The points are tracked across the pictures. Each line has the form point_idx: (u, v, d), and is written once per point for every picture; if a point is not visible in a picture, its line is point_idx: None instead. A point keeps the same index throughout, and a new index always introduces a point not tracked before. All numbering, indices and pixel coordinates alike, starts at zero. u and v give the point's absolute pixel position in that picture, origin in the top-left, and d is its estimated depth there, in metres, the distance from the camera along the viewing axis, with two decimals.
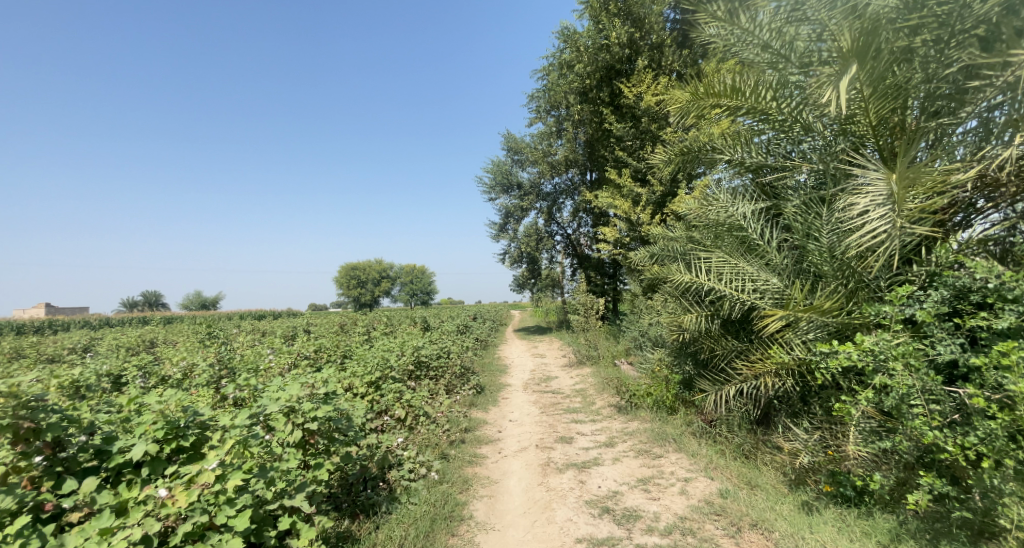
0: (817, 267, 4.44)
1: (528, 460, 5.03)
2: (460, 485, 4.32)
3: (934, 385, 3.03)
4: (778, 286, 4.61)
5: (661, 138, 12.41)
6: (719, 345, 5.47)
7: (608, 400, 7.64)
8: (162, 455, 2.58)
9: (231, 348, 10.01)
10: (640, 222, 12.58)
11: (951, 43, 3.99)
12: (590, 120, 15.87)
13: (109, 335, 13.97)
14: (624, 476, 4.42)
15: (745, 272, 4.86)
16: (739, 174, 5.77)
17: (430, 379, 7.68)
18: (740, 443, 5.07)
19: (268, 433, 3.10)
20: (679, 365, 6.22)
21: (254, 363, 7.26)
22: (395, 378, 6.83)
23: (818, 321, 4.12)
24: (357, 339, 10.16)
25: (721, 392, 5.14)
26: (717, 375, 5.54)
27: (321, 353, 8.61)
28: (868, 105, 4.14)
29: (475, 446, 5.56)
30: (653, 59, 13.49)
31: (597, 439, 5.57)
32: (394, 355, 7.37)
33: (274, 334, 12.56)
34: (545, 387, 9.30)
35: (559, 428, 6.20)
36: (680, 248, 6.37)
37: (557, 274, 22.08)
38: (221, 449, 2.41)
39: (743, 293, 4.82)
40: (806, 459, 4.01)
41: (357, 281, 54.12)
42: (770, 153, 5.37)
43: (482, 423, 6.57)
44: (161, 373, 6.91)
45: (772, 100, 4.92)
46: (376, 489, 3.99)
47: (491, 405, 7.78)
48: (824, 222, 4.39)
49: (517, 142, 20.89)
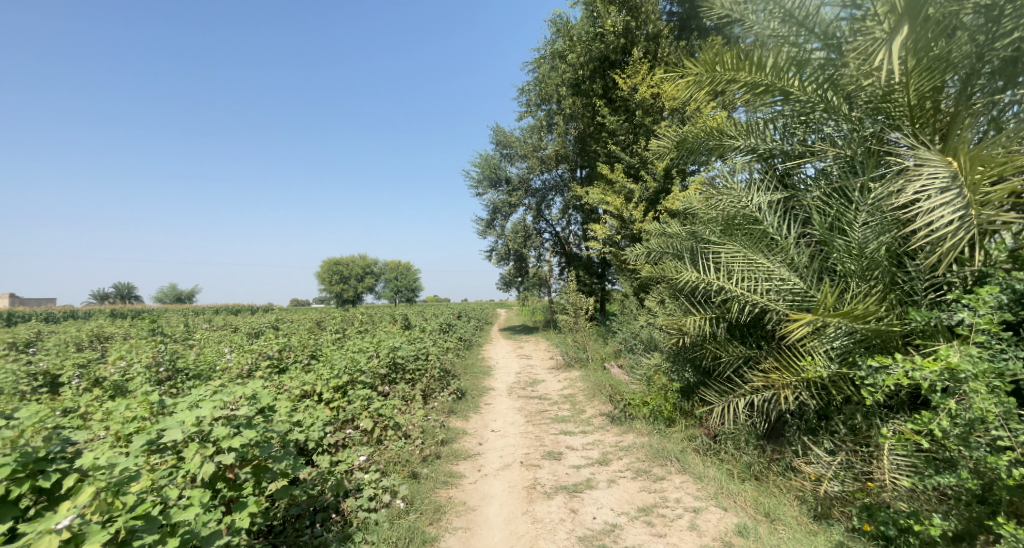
0: (844, 266, 3.88)
1: (512, 482, 4.40)
2: (430, 515, 3.68)
3: (1014, 410, 2.48)
4: (800, 287, 4.03)
5: (656, 132, 11.87)
6: (725, 351, 4.91)
7: (598, 408, 7.05)
8: (9, 499, 1.87)
9: (190, 346, 9.21)
10: (633, 220, 12.02)
11: (1009, 11, 3.40)
12: (582, 114, 15.28)
13: (63, 328, 13.03)
14: (622, 505, 3.81)
15: (761, 269, 4.25)
16: (751, 162, 5.16)
17: (406, 383, 6.99)
18: (749, 462, 4.50)
19: (173, 463, 2.37)
20: (679, 373, 5.64)
21: (207, 365, 6.51)
22: (364, 383, 6.15)
23: (847, 328, 3.56)
24: (329, 337, 9.44)
25: (729, 404, 4.59)
26: (723, 386, 4.96)
27: (286, 353, 7.86)
28: (909, 81, 3.59)
29: (451, 463, 4.91)
30: (649, 50, 12.92)
31: (588, 456, 4.96)
32: (365, 357, 6.69)
33: (241, 330, 11.73)
34: (531, 392, 8.66)
35: (546, 442, 5.57)
36: (681, 245, 5.76)
37: (544, 273, 21.46)
38: (80, 498, 1.71)
39: (756, 294, 4.24)
40: (835, 489, 3.58)
41: (340, 276, 52.95)
42: (785, 139, 4.78)
43: (461, 434, 5.91)
44: (99, 374, 6.11)
45: (795, 76, 4.33)
46: (326, 524, 3.31)
47: (472, 412, 7.13)
48: (855, 214, 3.80)
49: (506, 136, 20.25)
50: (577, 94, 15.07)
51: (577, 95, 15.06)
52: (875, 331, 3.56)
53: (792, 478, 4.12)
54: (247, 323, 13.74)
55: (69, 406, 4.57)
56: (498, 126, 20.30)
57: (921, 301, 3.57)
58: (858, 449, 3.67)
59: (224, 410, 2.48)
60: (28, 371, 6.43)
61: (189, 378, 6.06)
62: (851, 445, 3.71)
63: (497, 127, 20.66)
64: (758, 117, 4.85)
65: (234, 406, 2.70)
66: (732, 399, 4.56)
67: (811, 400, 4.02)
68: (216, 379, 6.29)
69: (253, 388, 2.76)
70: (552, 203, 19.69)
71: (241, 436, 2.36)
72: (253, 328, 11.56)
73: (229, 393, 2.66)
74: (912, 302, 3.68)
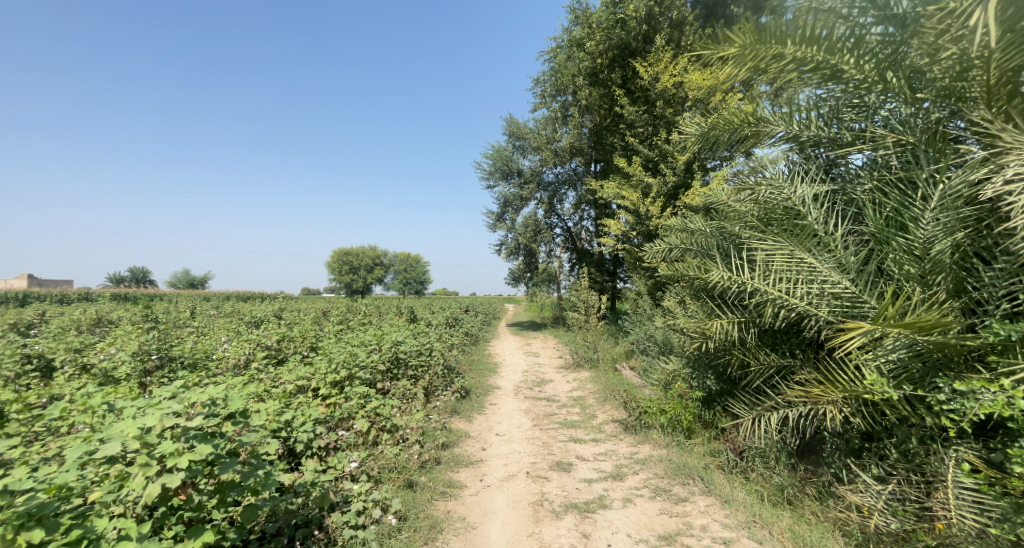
0: (903, 269, 3.42)
1: (517, 495, 4.01)
2: (425, 534, 3.32)
3: None
4: (851, 291, 3.57)
5: (676, 123, 11.38)
6: (755, 359, 4.47)
7: (610, 414, 6.63)
8: None
9: (189, 333, 8.94)
10: (649, 216, 11.52)
11: None
12: (599, 106, 14.82)
13: (70, 310, 12.91)
14: (640, 530, 3.41)
15: (804, 270, 3.78)
16: (789, 150, 4.66)
17: (408, 380, 6.63)
18: (781, 484, 4.06)
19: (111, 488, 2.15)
20: (700, 380, 5.22)
21: (200, 355, 6.19)
22: (364, 379, 5.81)
23: (910, 340, 3.11)
24: (331, 329, 9.12)
25: (759, 419, 4.16)
26: (751, 398, 4.53)
27: (285, 344, 7.55)
28: (991, 57, 3.08)
29: (451, 470, 4.54)
30: (672, 39, 12.41)
31: (601, 468, 4.55)
32: (365, 351, 6.34)
33: (244, 318, 11.46)
34: (539, 392, 8.25)
35: (554, 450, 5.16)
36: (706, 242, 5.28)
37: (554, 269, 21.05)
38: None
39: (798, 297, 3.79)
40: (882, 523, 3.25)
41: (349, 266, 53.07)
42: (832, 126, 4.27)
43: (464, 438, 5.53)
44: (87, 361, 5.80)
45: (850, 54, 3.84)
46: (308, 543, 2.96)
47: (476, 413, 6.78)
48: (921, 209, 3.32)
49: (519, 126, 19.77)
50: (595, 84, 14.56)
51: (594, 85, 14.56)
52: (941, 345, 3.12)
53: (833, 504, 3.70)
54: (250, 311, 13.46)
55: (47, 395, 4.26)
56: (511, 117, 19.85)
57: (995, 312, 3.16)
58: (914, 477, 3.27)
59: (170, 421, 2.11)
60: (16, 354, 6.14)
61: (182, 367, 5.75)
62: (904, 474, 3.33)
63: (511, 117, 20.21)
64: (802, 98, 4.33)
65: (184, 418, 2.34)
66: (765, 413, 4.12)
67: (857, 419, 3.59)
68: (210, 369, 5.97)
69: (218, 391, 2.37)
70: (565, 198, 19.23)
71: (181, 458, 1.99)
72: (257, 316, 11.31)
73: (185, 400, 2.28)
74: (982, 311, 3.27)
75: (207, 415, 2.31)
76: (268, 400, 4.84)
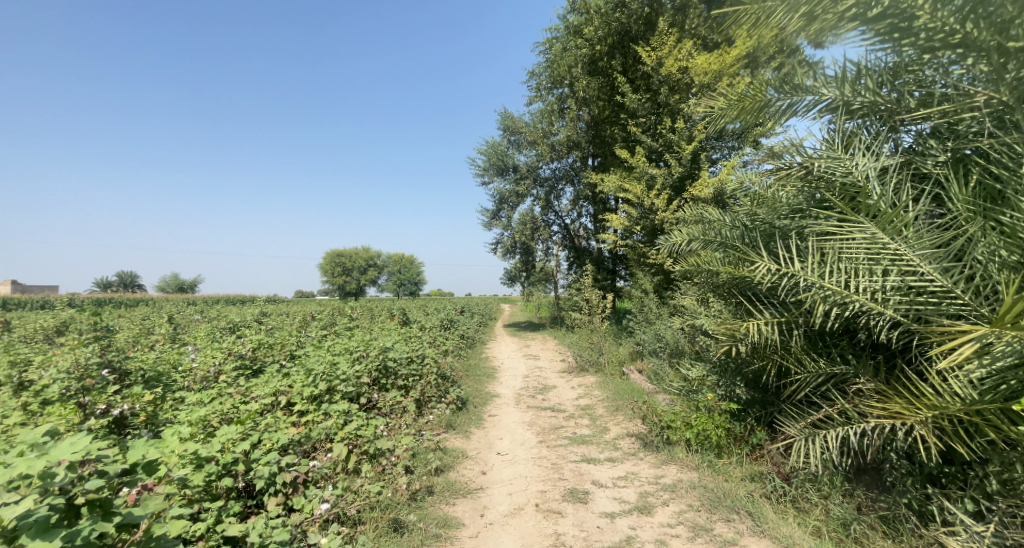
0: (1000, 255, 2.68)
1: (525, 537, 3.34)
2: None
3: None
4: (937, 284, 2.84)
5: (682, 110, 10.72)
6: (800, 365, 3.79)
7: (624, 426, 5.95)
8: None
9: (159, 341, 8.12)
10: (655, 209, 10.83)
11: None
12: (598, 96, 14.17)
13: (41, 315, 12.05)
14: None
15: (872, 259, 3.06)
16: (833, 122, 3.89)
17: (397, 391, 5.91)
18: (843, 518, 3.39)
19: None
20: (729, 388, 4.60)
21: (158, 369, 5.41)
22: (346, 393, 5.10)
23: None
24: (316, 335, 8.35)
25: (814, 439, 3.47)
26: (799, 411, 3.86)
27: (261, 353, 6.78)
28: None
29: (447, 504, 3.85)
30: (675, 21, 11.61)
31: (624, 496, 3.88)
32: (347, 361, 5.63)
33: (222, 323, 10.64)
34: (542, 401, 7.56)
35: (565, 473, 4.47)
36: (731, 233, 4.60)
37: (552, 268, 20.31)
38: None
39: (865, 293, 3.10)
40: None
41: (341, 267, 51.89)
42: (892, 89, 3.59)
43: (461, 459, 4.82)
44: (26, 378, 5.00)
45: None
46: None
47: (473, 427, 6.09)
48: None
49: (514, 120, 19.06)
50: (593, 73, 13.90)
51: (592, 75, 13.90)
52: None
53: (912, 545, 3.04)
54: (232, 315, 12.64)
55: None
56: (506, 110, 19.17)
57: None
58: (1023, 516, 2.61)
59: (1, 510, 1.55)
60: None
61: (139, 380, 5.02)
62: (1007, 509, 2.67)
63: (505, 111, 19.51)
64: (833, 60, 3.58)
65: (45, 487, 1.67)
66: (818, 432, 3.43)
67: (941, 443, 2.89)
68: (173, 384, 5.23)
69: (88, 450, 1.77)
70: (562, 193, 18.55)
71: None
72: (236, 320, 10.49)
73: (32, 465, 1.63)
74: None
75: (66, 481, 1.69)
76: (232, 422, 4.14)
